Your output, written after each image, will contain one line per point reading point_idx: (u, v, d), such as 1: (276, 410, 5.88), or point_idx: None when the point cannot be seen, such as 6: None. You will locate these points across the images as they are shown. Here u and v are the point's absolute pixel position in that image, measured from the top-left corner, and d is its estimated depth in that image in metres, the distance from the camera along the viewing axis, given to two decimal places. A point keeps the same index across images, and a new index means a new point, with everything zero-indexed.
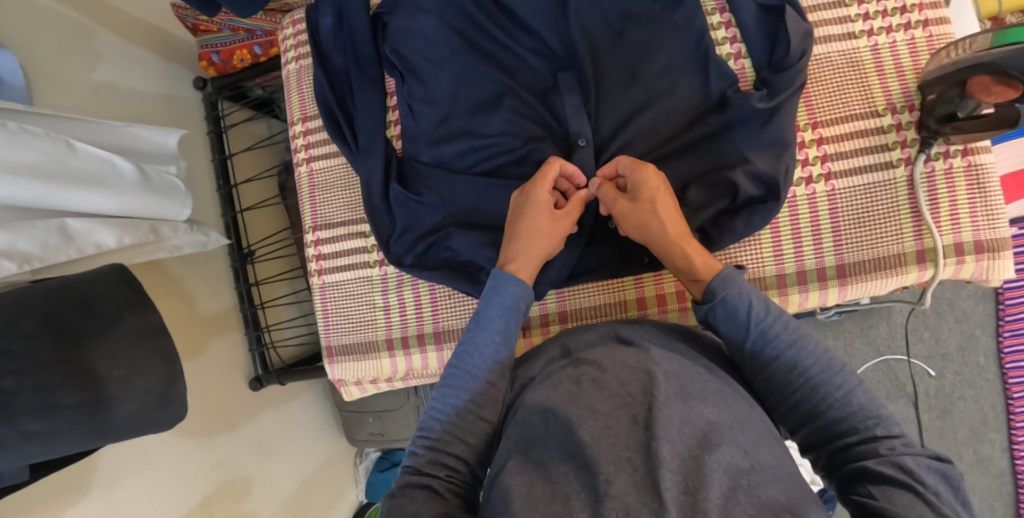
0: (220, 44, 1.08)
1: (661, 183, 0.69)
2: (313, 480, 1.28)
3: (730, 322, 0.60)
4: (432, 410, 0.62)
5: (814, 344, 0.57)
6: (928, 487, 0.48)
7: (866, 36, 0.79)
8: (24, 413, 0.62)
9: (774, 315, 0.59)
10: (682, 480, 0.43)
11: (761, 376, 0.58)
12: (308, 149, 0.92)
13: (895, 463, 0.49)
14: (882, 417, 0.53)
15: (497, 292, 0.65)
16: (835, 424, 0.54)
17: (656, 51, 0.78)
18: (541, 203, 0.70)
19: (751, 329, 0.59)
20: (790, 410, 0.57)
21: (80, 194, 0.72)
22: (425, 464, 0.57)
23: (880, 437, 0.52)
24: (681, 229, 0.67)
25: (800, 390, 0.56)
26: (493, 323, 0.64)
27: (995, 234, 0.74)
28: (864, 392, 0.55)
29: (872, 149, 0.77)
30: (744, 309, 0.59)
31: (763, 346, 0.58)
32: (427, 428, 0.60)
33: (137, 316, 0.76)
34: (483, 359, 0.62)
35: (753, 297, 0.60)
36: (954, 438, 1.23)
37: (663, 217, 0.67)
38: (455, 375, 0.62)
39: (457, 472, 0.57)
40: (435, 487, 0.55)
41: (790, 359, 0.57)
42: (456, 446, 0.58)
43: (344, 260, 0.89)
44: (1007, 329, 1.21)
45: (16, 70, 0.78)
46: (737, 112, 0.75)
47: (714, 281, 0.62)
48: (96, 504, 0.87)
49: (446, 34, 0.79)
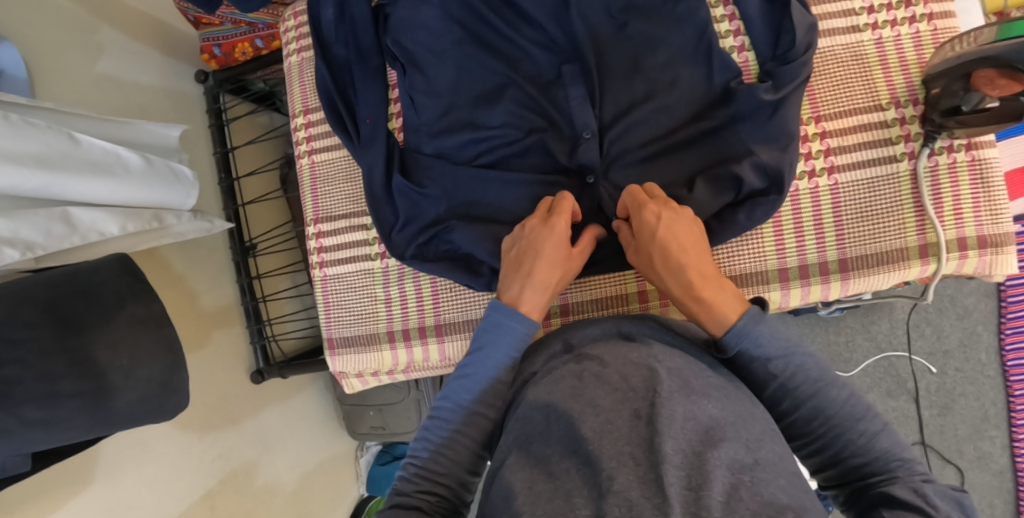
0: (221, 37, 1.09)
1: (675, 225, 0.67)
2: (314, 474, 1.28)
3: (749, 375, 0.59)
4: (424, 438, 0.62)
5: (838, 391, 0.56)
6: (941, 511, 0.48)
7: (870, 29, 0.79)
8: (26, 402, 0.62)
9: (797, 364, 0.57)
10: (686, 476, 0.43)
11: (784, 421, 0.59)
12: (309, 141, 0.92)
13: (912, 489, 0.50)
14: (906, 459, 0.53)
15: (499, 326, 0.63)
16: (859, 467, 0.55)
17: (659, 44, 0.77)
18: (560, 237, 0.69)
19: (771, 381, 0.58)
20: (816, 453, 0.57)
21: (83, 184, 0.72)
22: (414, 487, 0.58)
23: (901, 477, 0.52)
24: (694, 275, 0.64)
25: (823, 436, 0.56)
26: (495, 360, 0.62)
27: (998, 229, 0.73)
28: (889, 436, 0.55)
29: (875, 143, 0.76)
30: (763, 364, 0.58)
31: (785, 397, 0.58)
32: (417, 455, 0.61)
33: (139, 304, 0.77)
34: (478, 393, 0.61)
35: (773, 348, 0.57)
36: (955, 435, 1.23)
37: (679, 266, 0.65)
38: (449, 406, 0.62)
39: (444, 497, 0.59)
40: (425, 509, 0.57)
41: (814, 406, 0.56)
42: (445, 473, 0.59)
43: (345, 252, 0.89)
44: (1009, 326, 1.20)
45: (18, 62, 0.78)
46: (744, 105, 0.75)
47: (728, 335, 0.59)
48: (96, 496, 0.87)
49: (448, 25, 0.79)
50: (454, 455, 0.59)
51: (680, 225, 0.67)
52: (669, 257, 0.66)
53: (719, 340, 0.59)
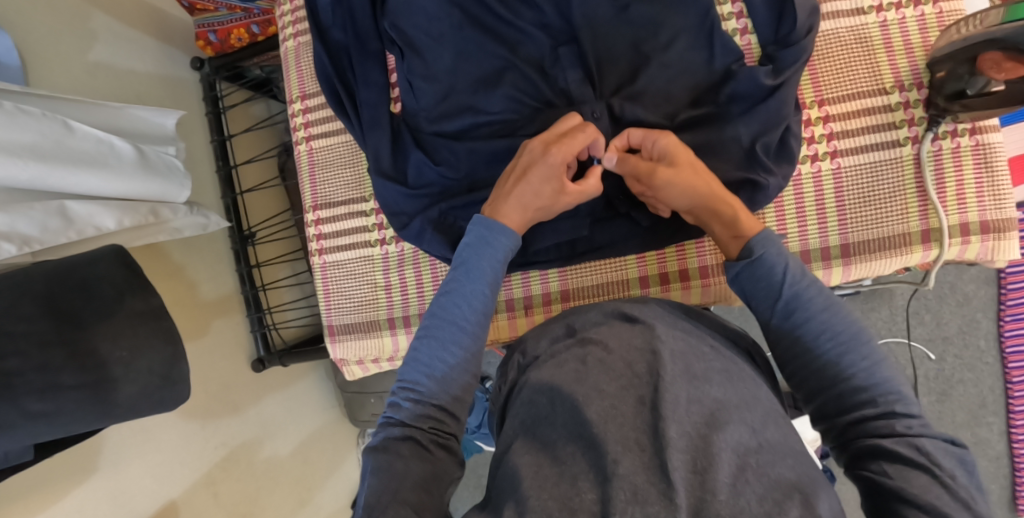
0: (216, 23, 1.08)
1: (670, 140, 0.68)
2: (318, 461, 1.28)
3: (763, 282, 0.59)
4: (416, 362, 0.57)
5: (844, 312, 0.56)
6: (944, 469, 0.47)
7: (876, 12, 0.78)
8: (26, 394, 0.62)
9: (808, 280, 0.58)
10: (691, 459, 0.43)
11: (787, 339, 0.57)
12: (307, 127, 0.91)
13: (913, 445, 0.49)
14: (902, 394, 0.52)
15: (489, 243, 0.63)
16: (854, 396, 0.53)
17: (662, 27, 0.76)
18: (555, 170, 0.67)
19: (785, 289, 0.57)
20: (811, 377, 0.55)
21: (76, 175, 0.71)
22: (413, 417, 0.55)
23: (898, 414, 0.51)
24: (712, 186, 0.66)
25: (825, 356, 0.54)
26: (485, 275, 0.61)
27: (1002, 214, 0.73)
28: (887, 368, 0.53)
29: (878, 127, 0.76)
30: (781, 270, 0.58)
31: (794, 309, 0.57)
32: (410, 380, 0.57)
33: (137, 298, 0.77)
34: (473, 311, 0.59)
35: (791, 260, 0.59)
36: (953, 420, 1.24)
37: (706, 178, 0.67)
38: (440, 325, 0.59)
39: (439, 423, 0.55)
40: (418, 438, 0.53)
41: (821, 323, 0.55)
42: (439, 396, 0.56)
43: (345, 239, 0.89)
44: (1008, 313, 1.20)
45: (11, 50, 0.77)
46: (741, 85, 0.74)
47: (754, 239, 0.61)
48: (102, 483, 0.88)
49: (446, 8, 0.77)
50: (456, 385, 0.56)
51: (671, 140, 0.68)
52: (686, 180, 0.66)
53: (745, 246, 0.62)
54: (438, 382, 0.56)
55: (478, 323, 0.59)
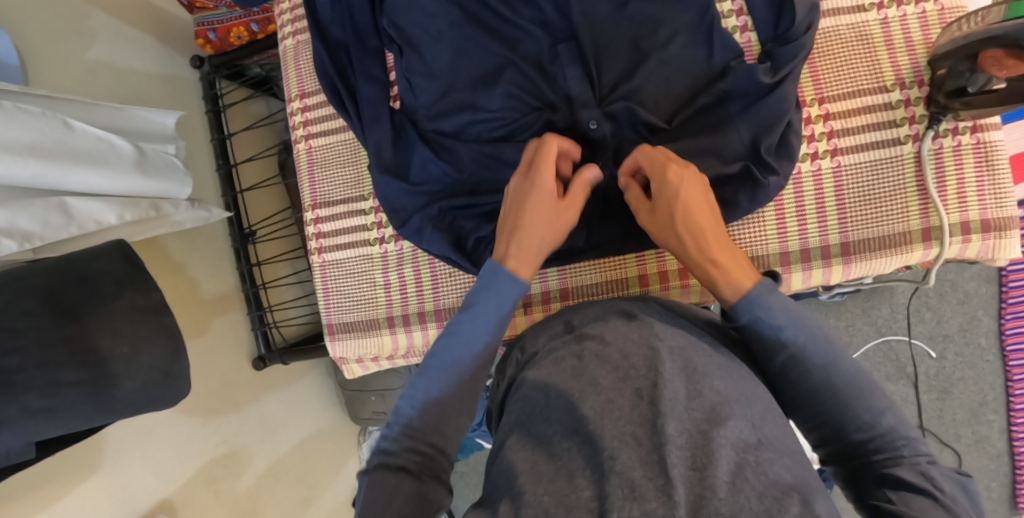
0: (216, 21, 1.08)
1: (674, 179, 0.64)
2: (319, 459, 1.28)
3: (759, 345, 0.56)
4: (410, 395, 0.58)
5: (847, 365, 0.54)
6: (947, 493, 0.48)
7: (876, 9, 0.77)
8: (26, 390, 0.62)
9: (805, 338, 0.55)
10: (690, 456, 0.42)
11: (789, 394, 0.56)
12: (306, 124, 0.91)
13: (918, 471, 0.49)
14: (911, 438, 0.52)
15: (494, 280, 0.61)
16: (861, 444, 0.52)
17: (661, 24, 0.76)
18: (543, 189, 0.65)
19: (782, 351, 0.55)
20: (817, 426, 0.55)
21: (77, 173, 0.71)
22: (404, 447, 0.55)
23: (906, 456, 0.51)
24: (708, 237, 0.62)
25: (829, 411, 0.54)
26: (488, 321, 0.60)
27: (1002, 213, 0.73)
28: (894, 414, 0.53)
29: (879, 125, 0.76)
30: (774, 334, 0.55)
31: (791, 369, 0.55)
32: (402, 410, 0.58)
33: (138, 293, 0.76)
34: (469, 355, 0.59)
35: (785, 318, 0.55)
36: (954, 419, 1.23)
37: (701, 228, 0.62)
38: (438, 362, 0.59)
39: (428, 454, 0.55)
40: (409, 470, 0.54)
41: (822, 381, 0.54)
42: (434, 436, 0.56)
43: (344, 238, 0.89)
44: (1008, 311, 1.20)
45: (10, 49, 0.77)
46: (739, 83, 0.74)
47: (740, 301, 0.57)
48: (105, 480, 0.89)
49: (444, 5, 0.77)
50: (446, 425, 0.57)
51: (676, 183, 0.63)
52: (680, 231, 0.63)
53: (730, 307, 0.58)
54: (428, 417, 0.57)
55: (472, 367, 0.59)
